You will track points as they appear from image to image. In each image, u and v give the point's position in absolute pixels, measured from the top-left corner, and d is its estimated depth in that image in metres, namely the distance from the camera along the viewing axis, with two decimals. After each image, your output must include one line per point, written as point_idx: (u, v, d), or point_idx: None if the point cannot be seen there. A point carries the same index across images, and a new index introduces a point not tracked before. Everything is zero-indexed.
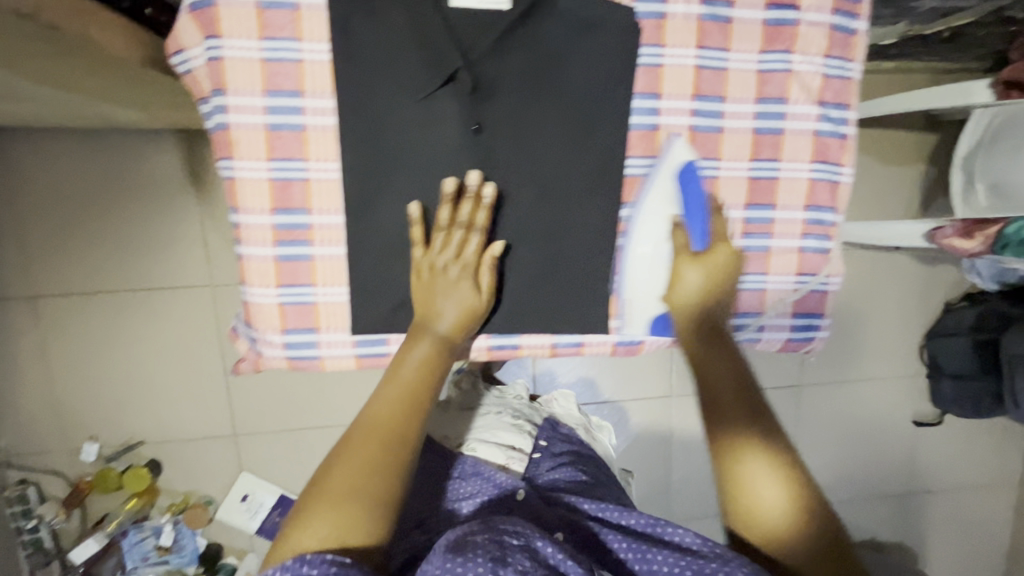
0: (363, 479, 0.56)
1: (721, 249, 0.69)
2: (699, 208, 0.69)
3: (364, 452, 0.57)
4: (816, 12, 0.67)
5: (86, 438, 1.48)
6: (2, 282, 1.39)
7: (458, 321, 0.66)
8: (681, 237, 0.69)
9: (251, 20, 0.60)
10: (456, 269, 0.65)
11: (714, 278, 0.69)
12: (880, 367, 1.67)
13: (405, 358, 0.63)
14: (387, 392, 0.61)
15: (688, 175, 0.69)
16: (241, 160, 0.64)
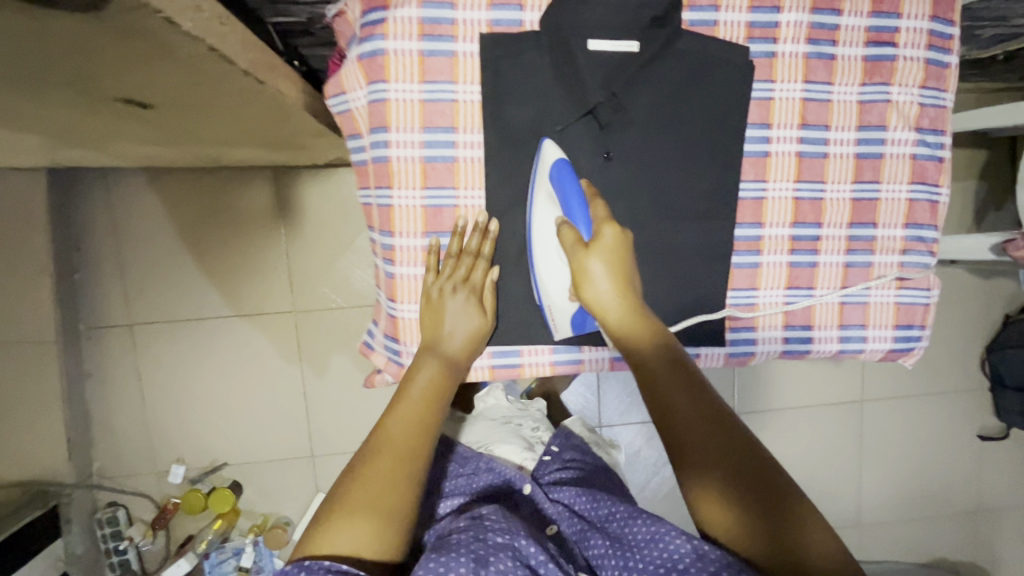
0: (378, 492, 0.55)
1: (605, 232, 0.66)
2: (580, 201, 0.67)
3: (384, 462, 0.57)
4: (913, 48, 0.73)
5: (173, 460, 1.53)
6: (102, 311, 1.47)
7: (465, 344, 0.71)
8: (568, 234, 0.66)
9: (414, 66, 0.68)
10: (455, 292, 0.70)
11: (621, 267, 0.66)
12: (942, 380, 1.68)
13: (414, 378, 0.65)
14: (396, 409, 0.62)
15: (562, 174, 0.68)
16: (400, 189, 0.71)
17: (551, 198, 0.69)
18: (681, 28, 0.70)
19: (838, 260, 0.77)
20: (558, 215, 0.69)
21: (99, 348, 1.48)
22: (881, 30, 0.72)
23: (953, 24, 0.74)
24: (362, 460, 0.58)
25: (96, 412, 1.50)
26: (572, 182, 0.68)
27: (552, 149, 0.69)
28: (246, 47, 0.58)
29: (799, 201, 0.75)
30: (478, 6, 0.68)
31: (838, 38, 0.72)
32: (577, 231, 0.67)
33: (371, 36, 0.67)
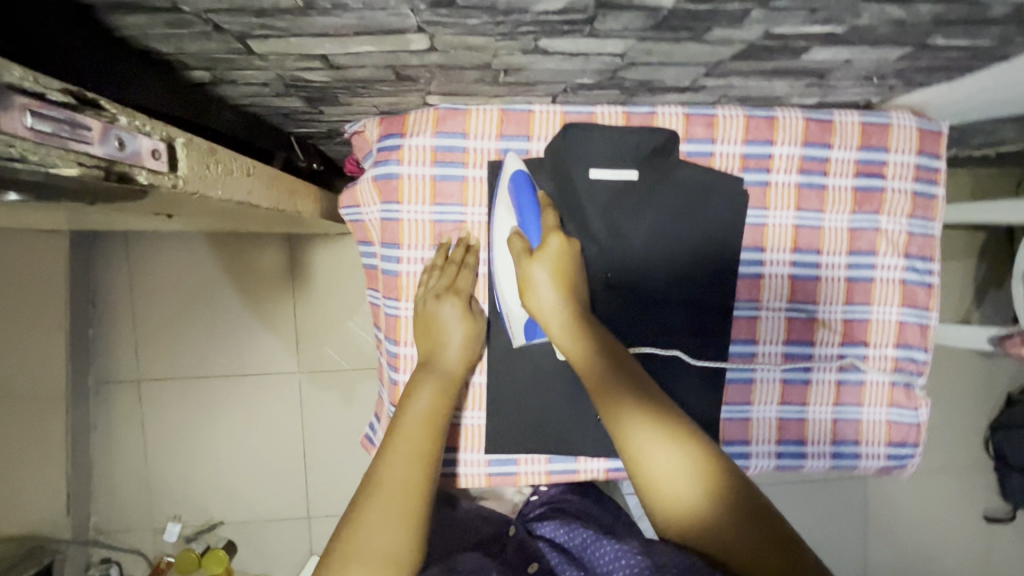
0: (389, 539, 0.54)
1: (551, 241, 0.69)
2: (533, 210, 0.70)
3: (388, 504, 0.56)
4: (900, 181, 0.77)
5: (169, 517, 1.53)
6: (115, 366, 1.51)
7: (460, 358, 0.70)
8: (518, 242, 0.69)
9: (426, 190, 0.72)
10: (442, 299, 0.70)
11: (565, 276, 0.69)
12: (952, 460, 1.61)
13: (410, 406, 0.65)
14: (396, 444, 0.62)
15: (519, 183, 0.70)
16: (407, 302, 0.74)
17: (507, 207, 0.71)
18: (681, 159, 0.74)
19: (831, 378, 0.79)
20: (513, 224, 0.71)
21: (107, 404, 1.51)
22: (870, 163, 0.76)
23: (940, 158, 0.77)
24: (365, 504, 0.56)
25: (99, 466, 1.52)
26: (528, 189, 0.70)
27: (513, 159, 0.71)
28: (270, 184, 0.62)
29: (791, 321, 0.78)
30: (489, 136, 0.72)
31: (828, 170, 0.76)
32: (525, 239, 0.70)
33: (387, 160, 0.71)
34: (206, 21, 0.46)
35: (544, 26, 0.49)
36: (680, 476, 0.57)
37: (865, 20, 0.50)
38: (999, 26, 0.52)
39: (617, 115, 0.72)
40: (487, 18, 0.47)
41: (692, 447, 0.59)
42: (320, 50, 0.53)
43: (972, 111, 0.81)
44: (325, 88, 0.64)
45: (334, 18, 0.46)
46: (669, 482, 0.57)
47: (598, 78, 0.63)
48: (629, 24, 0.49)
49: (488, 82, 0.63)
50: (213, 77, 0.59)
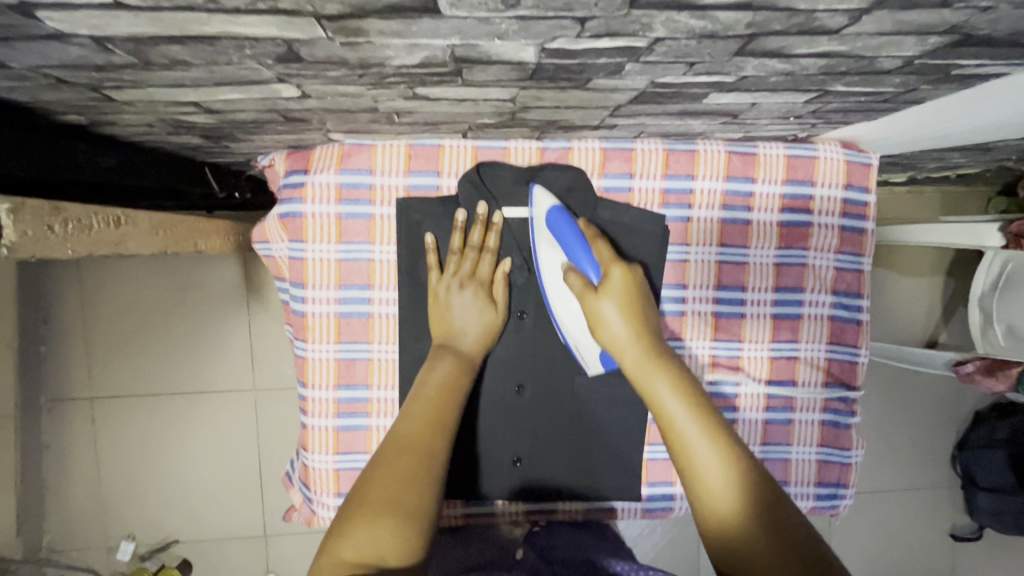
0: (403, 487, 0.51)
1: (614, 274, 0.64)
2: (579, 242, 0.66)
3: (404, 450, 0.54)
4: (827, 216, 0.76)
5: (123, 536, 1.45)
6: (66, 383, 1.42)
7: (478, 340, 0.69)
8: (574, 279, 0.65)
9: (332, 229, 0.71)
10: (461, 288, 0.69)
11: (636, 307, 0.63)
12: (923, 478, 1.53)
13: (431, 376, 0.63)
14: (414, 406, 0.59)
15: (556, 219, 0.67)
16: (314, 343, 0.72)
17: (551, 242, 0.68)
18: (598, 197, 0.72)
19: (757, 417, 0.78)
20: (563, 258, 0.68)
21: (59, 423, 1.42)
22: (796, 197, 0.75)
23: (869, 192, 0.76)
24: (383, 452, 0.54)
25: (51, 487, 1.43)
26: (569, 226, 0.67)
27: (543, 195, 0.69)
28: (153, 231, 0.60)
29: (715, 359, 0.77)
30: (397, 173, 0.71)
31: (752, 205, 0.75)
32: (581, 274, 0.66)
33: (292, 199, 0.70)
34: (46, 76, 0.44)
35: (411, 77, 0.47)
36: (714, 453, 0.53)
37: (749, 72, 0.48)
38: (896, 77, 0.50)
39: (530, 152, 0.72)
40: (346, 71, 0.45)
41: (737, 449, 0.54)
42: (187, 98, 0.50)
43: (902, 144, 0.79)
44: (216, 128, 0.62)
45: (180, 71, 0.44)
46: (710, 475, 0.53)
47: (498, 118, 0.61)
48: (502, 75, 0.47)
49: (384, 122, 0.61)
50: (90, 120, 0.56)
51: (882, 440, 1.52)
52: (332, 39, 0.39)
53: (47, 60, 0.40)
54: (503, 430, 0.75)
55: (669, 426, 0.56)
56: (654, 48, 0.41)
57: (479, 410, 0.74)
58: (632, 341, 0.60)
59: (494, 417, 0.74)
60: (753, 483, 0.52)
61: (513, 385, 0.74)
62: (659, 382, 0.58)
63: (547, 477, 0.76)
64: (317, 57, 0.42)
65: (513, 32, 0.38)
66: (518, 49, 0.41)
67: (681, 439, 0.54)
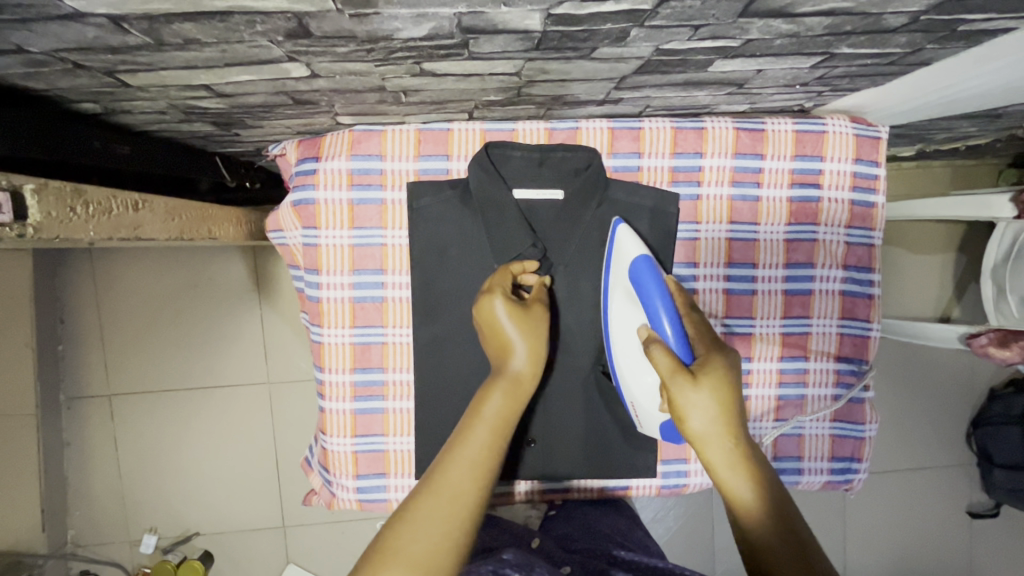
0: (437, 549, 0.46)
1: (711, 359, 0.58)
2: (665, 304, 0.61)
3: (446, 506, 0.48)
4: (837, 190, 0.75)
5: (145, 530, 1.47)
6: (85, 381, 1.45)
7: (529, 355, 0.62)
8: (664, 357, 0.57)
9: (344, 214, 0.71)
10: (488, 296, 0.64)
11: (730, 399, 0.56)
12: (938, 456, 1.52)
13: (481, 411, 0.56)
14: (458, 448, 0.53)
15: (642, 270, 0.64)
16: (329, 328, 0.73)
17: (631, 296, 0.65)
18: (608, 176, 0.72)
19: (770, 393, 0.78)
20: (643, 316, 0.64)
21: (79, 420, 1.45)
22: (806, 173, 0.75)
23: (879, 165, 0.76)
24: (412, 499, 0.49)
25: (73, 483, 1.46)
26: (655, 279, 0.63)
27: (631, 243, 0.66)
28: (167, 217, 0.61)
29: (727, 335, 0.77)
30: (406, 157, 0.71)
31: (761, 181, 0.75)
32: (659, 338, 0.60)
33: (304, 186, 0.71)
34: (64, 61, 0.45)
35: (418, 50, 0.47)
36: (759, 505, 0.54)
37: (755, 34, 0.48)
38: (903, 35, 0.50)
39: (538, 132, 0.72)
40: (354, 46, 0.46)
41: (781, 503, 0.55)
42: (199, 80, 0.51)
43: (910, 114, 0.79)
44: (227, 114, 0.63)
45: (194, 52, 0.45)
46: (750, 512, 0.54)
47: (504, 95, 0.62)
48: (507, 46, 0.47)
49: (392, 102, 0.62)
50: (105, 108, 0.57)
51: (896, 418, 1.51)
52: (341, 10, 0.39)
53: (64, 42, 0.41)
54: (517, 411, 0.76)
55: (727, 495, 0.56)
56: (659, 10, 0.42)
57: None
58: (721, 436, 0.55)
59: None
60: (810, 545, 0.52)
61: None
62: (741, 479, 0.55)
63: (563, 456, 0.77)
64: (326, 31, 0.43)
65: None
66: (523, 16, 0.41)
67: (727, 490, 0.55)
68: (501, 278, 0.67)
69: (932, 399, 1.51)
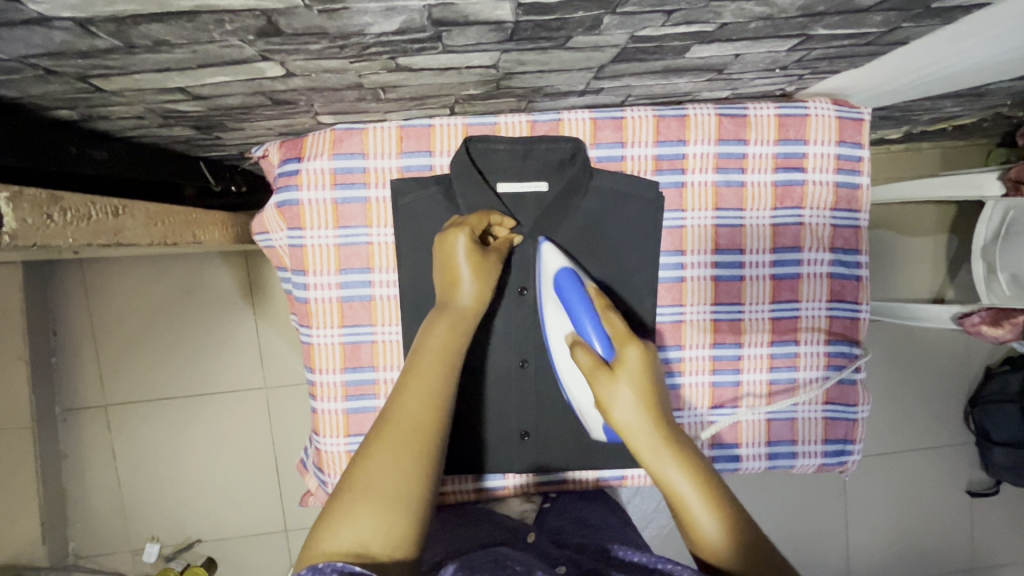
0: (396, 470, 0.49)
1: (629, 352, 0.60)
2: (584, 308, 0.64)
3: (398, 436, 0.51)
4: (821, 173, 0.76)
5: (147, 538, 1.47)
6: (81, 392, 1.44)
7: (477, 290, 0.65)
8: (585, 355, 0.61)
9: (328, 214, 0.71)
10: (455, 232, 0.65)
11: (650, 389, 0.58)
12: (936, 436, 1.53)
13: (428, 342, 0.59)
14: (410, 380, 0.56)
15: (563, 281, 0.67)
16: (318, 328, 0.73)
17: (557, 304, 0.68)
18: (592, 167, 0.72)
19: (761, 378, 0.78)
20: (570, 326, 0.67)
21: (77, 432, 1.44)
22: (789, 156, 0.75)
23: (862, 147, 0.76)
24: (371, 435, 0.52)
25: (72, 495, 1.45)
26: (575, 285, 0.67)
27: (553, 255, 0.69)
28: (149, 222, 0.61)
29: (716, 322, 0.78)
30: (389, 155, 0.71)
31: (746, 166, 0.75)
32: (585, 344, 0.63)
33: (287, 187, 0.71)
34: (35, 67, 0.44)
35: (392, 46, 0.47)
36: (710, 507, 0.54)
37: (728, 18, 0.48)
38: (876, 14, 0.50)
39: (520, 125, 0.72)
40: (327, 43, 0.46)
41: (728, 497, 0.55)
42: (173, 83, 0.51)
43: (893, 95, 0.79)
44: (205, 117, 0.63)
45: (166, 54, 0.45)
46: (708, 527, 0.53)
47: (484, 88, 0.61)
48: (481, 38, 0.47)
49: (372, 99, 0.62)
50: (81, 114, 0.57)
51: (892, 400, 1.52)
52: (309, 6, 0.39)
53: (33, 47, 0.41)
54: (509, 404, 0.76)
55: (680, 503, 0.55)
56: None
57: (484, 385, 0.75)
58: (645, 424, 0.57)
59: (499, 392, 0.76)
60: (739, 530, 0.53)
61: (516, 360, 0.75)
62: (683, 477, 0.55)
63: (556, 449, 0.77)
64: (296, 29, 0.42)
65: None
66: (492, 6, 0.41)
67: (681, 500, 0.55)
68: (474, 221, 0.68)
69: (929, 379, 1.51)
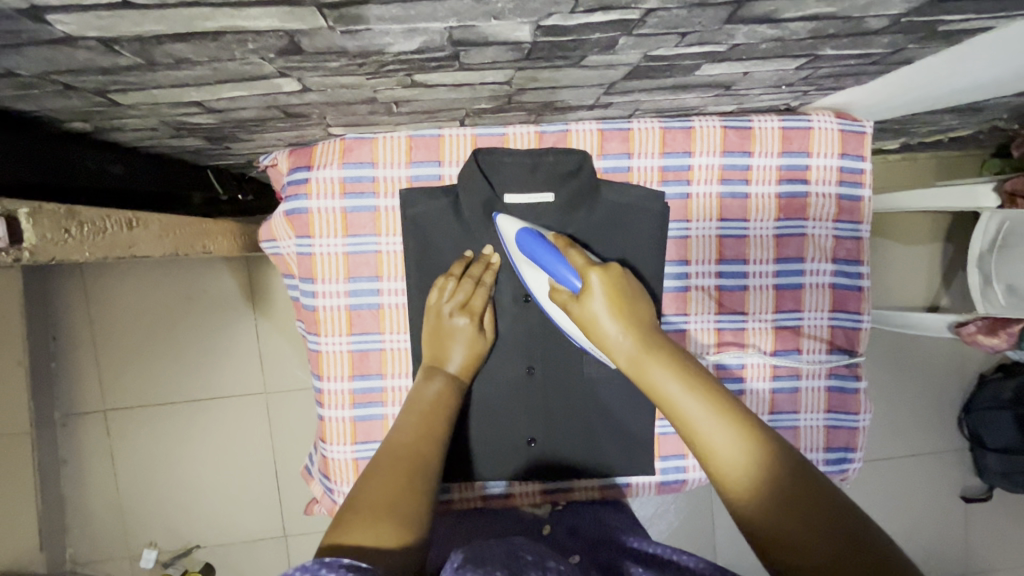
0: (395, 489, 0.51)
1: (592, 278, 0.59)
2: (551, 255, 0.63)
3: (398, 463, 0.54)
4: (824, 185, 0.77)
5: (145, 544, 1.46)
6: (80, 397, 1.43)
7: (465, 365, 0.69)
8: (561, 292, 0.62)
9: (338, 223, 0.72)
10: (456, 315, 0.69)
11: (626, 306, 0.58)
12: (930, 442, 1.54)
13: (421, 394, 0.64)
14: (405, 422, 0.60)
15: (524, 240, 0.66)
16: (326, 336, 0.74)
17: (530, 262, 0.67)
18: (599, 178, 0.73)
19: (764, 387, 0.79)
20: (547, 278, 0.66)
21: (76, 437, 1.43)
22: (793, 169, 0.76)
23: (864, 160, 0.77)
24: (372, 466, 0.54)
25: (69, 501, 1.44)
26: (537, 240, 0.65)
27: (508, 222, 0.69)
28: (162, 233, 0.61)
29: (721, 331, 0.78)
30: (399, 165, 0.72)
31: (750, 178, 0.76)
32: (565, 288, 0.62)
33: (297, 196, 0.72)
34: (55, 83, 0.45)
35: (409, 63, 0.48)
36: (720, 424, 0.49)
37: (740, 40, 0.49)
38: (884, 37, 0.51)
39: (529, 136, 0.73)
40: (346, 61, 0.46)
41: (739, 413, 0.50)
42: (190, 97, 0.51)
43: (894, 109, 0.80)
44: (218, 128, 0.63)
45: (186, 71, 0.45)
46: (719, 444, 0.49)
47: (495, 102, 0.62)
48: (497, 57, 0.48)
49: (384, 112, 0.62)
50: (96, 126, 0.57)
51: (888, 406, 1.54)
52: (332, 27, 0.40)
53: (56, 65, 0.41)
54: (515, 413, 0.77)
55: (684, 422, 0.51)
56: (647, 19, 0.43)
57: (491, 393, 0.76)
58: (633, 342, 0.55)
59: (506, 399, 0.76)
60: (757, 442, 0.48)
61: (523, 368, 0.76)
62: (690, 398, 0.51)
63: (562, 457, 0.78)
64: (318, 48, 0.43)
65: (508, 11, 0.39)
66: (512, 28, 0.42)
67: (688, 421, 0.51)
68: (455, 278, 0.70)
69: (924, 385, 1.53)
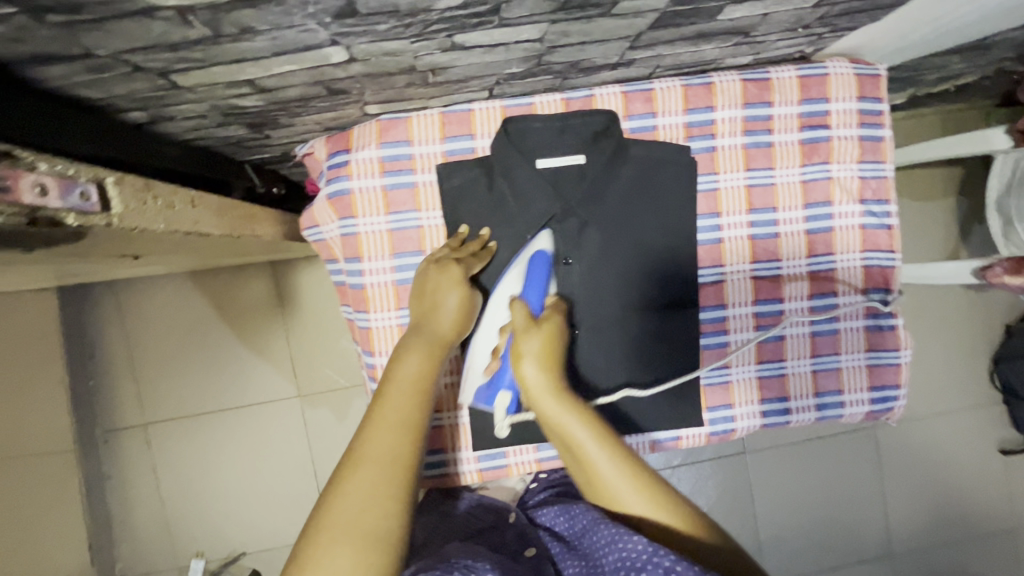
0: (375, 515, 0.49)
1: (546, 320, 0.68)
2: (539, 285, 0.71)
3: (375, 474, 0.51)
4: (845, 128, 0.79)
5: (192, 555, 1.47)
6: (120, 413, 1.46)
7: (453, 325, 0.67)
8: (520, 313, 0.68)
9: (379, 200, 0.74)
10: (447, 266, 0.69)
11: (550, 353, 0.65)
12: (965, 397, 1.53)
13: (399, 372, 0.59)
14: (383, 410, 0.56)
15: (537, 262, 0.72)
16: (375, 312, 0.76)
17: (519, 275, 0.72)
18: (626, 138, 0.75)
19: (804, 331, 0.81)
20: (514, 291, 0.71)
21: (119, 453, 1.46)
22: (813, 115, 0.78)
23: (882, 101, 0.79)
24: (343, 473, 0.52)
25: (116, 517, 1.46)
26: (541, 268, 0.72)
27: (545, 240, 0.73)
28: (218, 212, 0.64)
29: (757, 279, 0.80)
30: (433, 140, 0.74)
31: (773, 128, 0.78)
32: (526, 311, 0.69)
33: (338, 177, 0.74)
34: (126, 63, 0.48)
35: (453, 21, 0.50)
36: (622, 474, 0.58)
37: None
38: None
39: (555, 103, 0.75)
40: (394, 22, 0.49)
41: (640, 464, 0.59)
42: (245, 75, 0.54)
43: (906, 51, 0.82)
44: (263, 113, 0.66)
45: (248, 42, 0.48)
46: (624, 493, 0.58)
47: (526, 65, 0.65)
48: (535, 8, 0.50)
49: (420, 84, 0.65)
50: (151, 115, 0.60)
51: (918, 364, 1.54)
52: None
53: (131, 41, 0.44)
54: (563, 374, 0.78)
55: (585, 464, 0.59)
56: None
57: None
58: (547, 382, 0.62)
59: None
60: (656, 488, 0.58)
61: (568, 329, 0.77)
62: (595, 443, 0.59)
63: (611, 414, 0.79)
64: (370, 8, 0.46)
65: None
66: None
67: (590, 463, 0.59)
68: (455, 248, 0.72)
69: (952, 339, 1.53)
